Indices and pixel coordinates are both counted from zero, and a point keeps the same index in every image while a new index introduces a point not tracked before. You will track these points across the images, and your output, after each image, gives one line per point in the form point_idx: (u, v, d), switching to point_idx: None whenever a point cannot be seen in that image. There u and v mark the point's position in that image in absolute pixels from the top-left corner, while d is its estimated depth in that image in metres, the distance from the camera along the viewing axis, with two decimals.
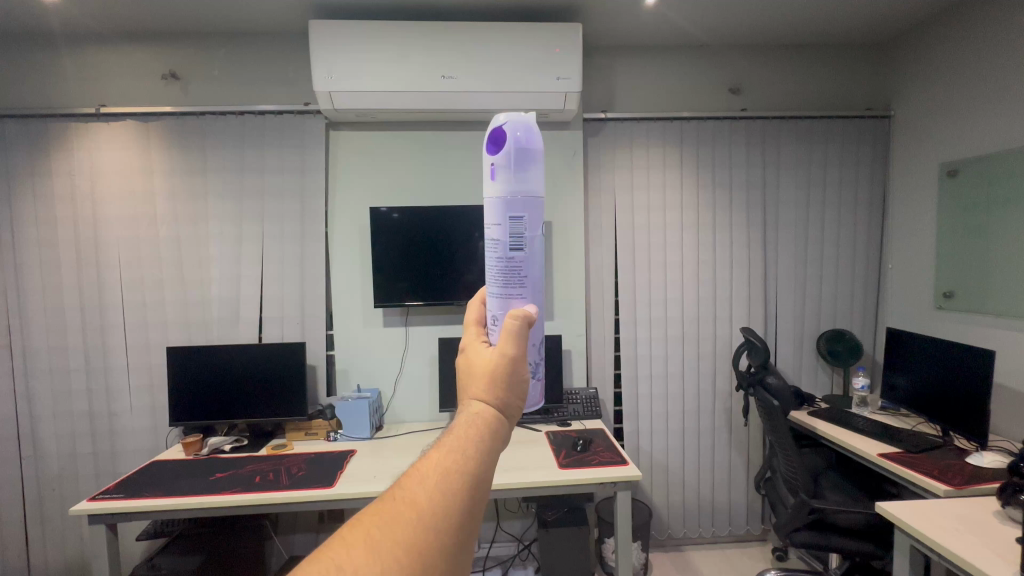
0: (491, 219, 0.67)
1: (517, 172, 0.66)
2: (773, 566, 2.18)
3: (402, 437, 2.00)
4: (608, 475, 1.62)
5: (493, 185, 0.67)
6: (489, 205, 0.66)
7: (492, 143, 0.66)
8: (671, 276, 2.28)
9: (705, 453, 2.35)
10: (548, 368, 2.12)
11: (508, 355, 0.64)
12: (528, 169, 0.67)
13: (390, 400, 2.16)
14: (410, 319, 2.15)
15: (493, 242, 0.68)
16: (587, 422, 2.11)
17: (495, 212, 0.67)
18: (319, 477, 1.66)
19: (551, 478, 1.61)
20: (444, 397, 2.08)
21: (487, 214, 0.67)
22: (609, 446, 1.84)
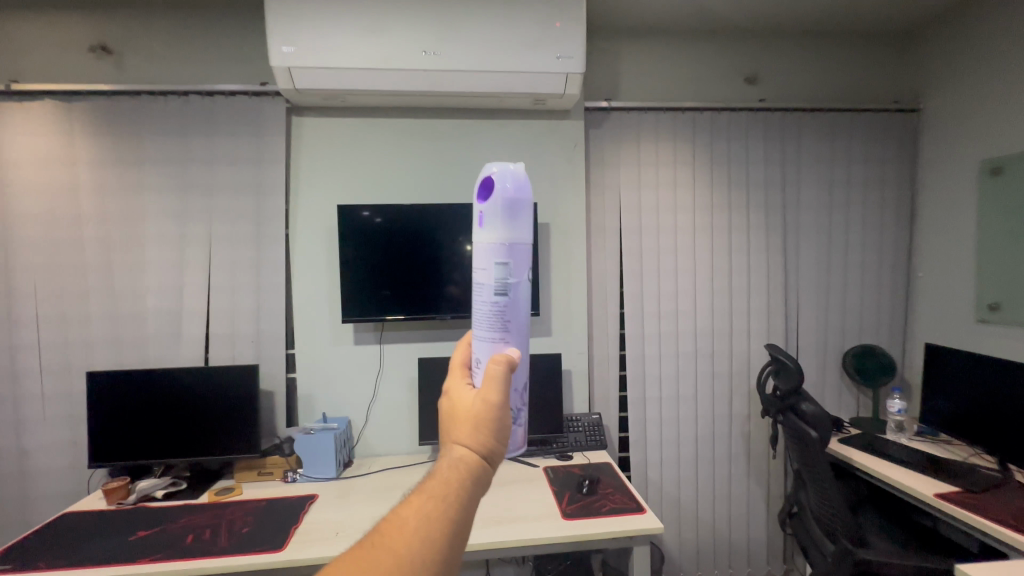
0: (478, 265, 0.69)
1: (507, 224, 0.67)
2: None
3: (374, 476, 1.69)
4: (622, 527, 1.33)
5: (482, 234, 0.69)
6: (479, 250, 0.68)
7: (482, 196, 0.69)
8: (683, 285, 2.02)
9: (721, 485, 2.09)
10: (545, 393, 1.84)
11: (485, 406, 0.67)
12: (516, 221, 0.68)
13: (362, 429, 1.86)
14: (385, 335, 1.85)
15: (480, 287, 0.69)
16: (590, 454, 1.83)
17: (481, 259, 0.69)
18: (269, 534, 1.34)
19: (554, 533, 1.31)
20: (425, 427, 1.78)
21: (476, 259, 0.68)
22: (620, 486, 1.56)
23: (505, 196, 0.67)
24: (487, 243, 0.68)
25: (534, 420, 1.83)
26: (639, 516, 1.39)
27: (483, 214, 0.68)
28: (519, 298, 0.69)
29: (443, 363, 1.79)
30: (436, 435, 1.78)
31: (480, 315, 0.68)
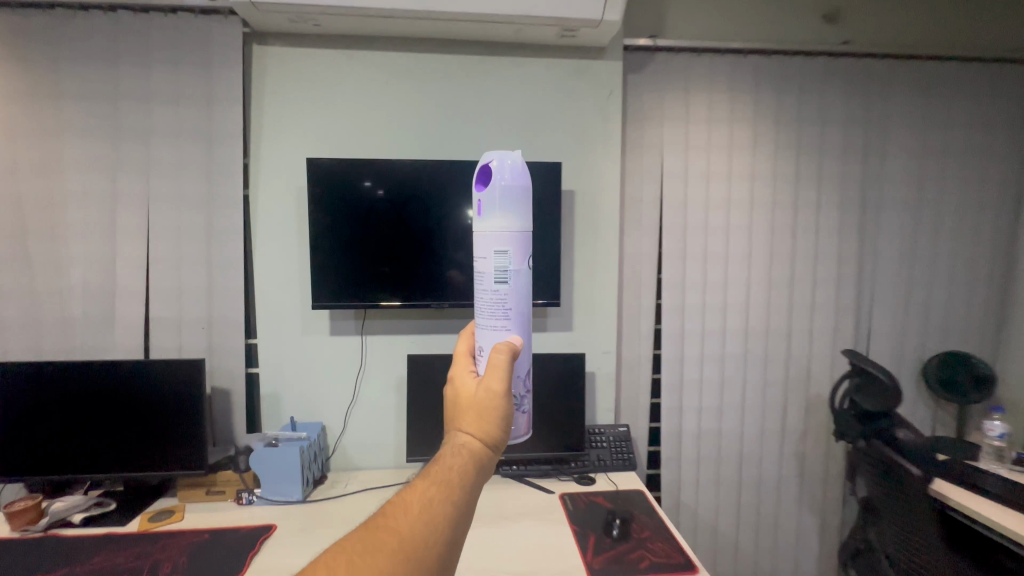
0: (479, 253, 0.63)
1: (505, 210, 0.61)
2: None
3: (349, 500, 1.36)
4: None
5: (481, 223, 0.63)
6: (478, 239, 0.62)
7: (480, 181, 0.63)
8: (734, 273, 1.65)
9: (767, 512, 1.75)
10: (563, 400, 1.50)
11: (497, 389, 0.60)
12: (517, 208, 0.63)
13: (339, 438, 1.53)
14: (367, 324, 1.51)
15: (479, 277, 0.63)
16: (616, 476, 1.50)
17: (480, 247, 0.62)
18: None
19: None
20: (414, 439, 1.44)
21: (475, 247, 0.62)
22: (660, 529, 1.21)
23: (503, 182, 0.61)
24: (487, 229, 0.62)
25: (548, 433, 1.49)
26: None
27: (480, 202, 0.63)
28: (522, 287, 0.62)
29: (437, 361, 1.45)
30: (427, 449, 1.44)
31: (482, 304, 0.62)
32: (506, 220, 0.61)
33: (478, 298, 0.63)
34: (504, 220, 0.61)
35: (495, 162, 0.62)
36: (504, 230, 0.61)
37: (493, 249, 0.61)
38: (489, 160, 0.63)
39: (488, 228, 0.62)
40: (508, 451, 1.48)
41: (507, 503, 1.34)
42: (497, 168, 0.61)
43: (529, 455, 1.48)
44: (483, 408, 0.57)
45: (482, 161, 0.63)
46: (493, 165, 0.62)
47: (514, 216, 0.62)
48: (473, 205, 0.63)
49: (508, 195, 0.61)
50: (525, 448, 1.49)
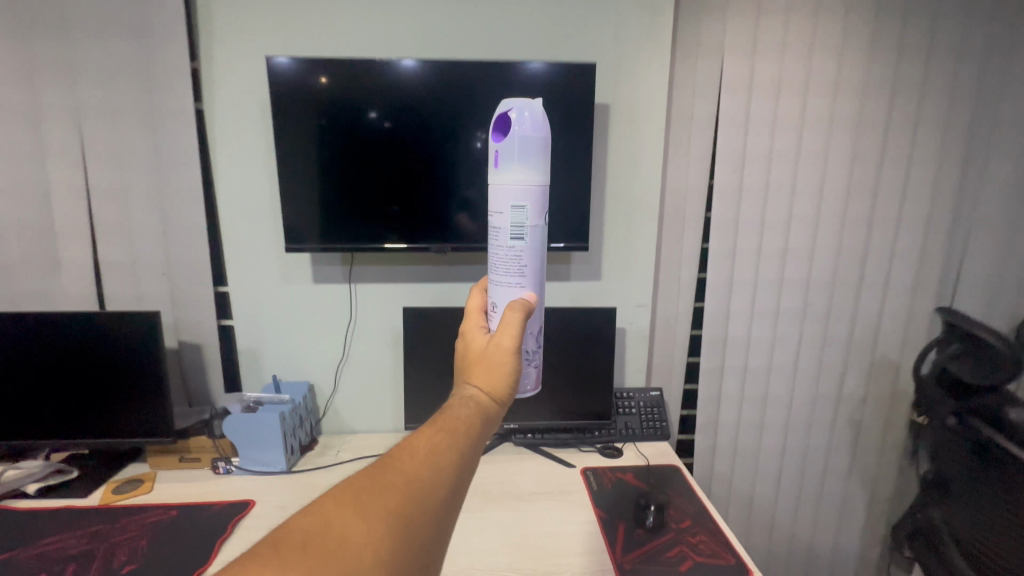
0: (493, 207, 0.58)
1: (528, 162, 0.56)
2: None
3: (340, 470, 1.19)
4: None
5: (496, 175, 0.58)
6: (494, 193, 0.58)
7: (498, 128, 0.57)
8: (799, 212, 1.35)
9: (811, 483, 1.57)
10: (586, 363, 1.28)
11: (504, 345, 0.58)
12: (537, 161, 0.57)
13: (330, 398, 1.35)
14: (356, 271, 1.27)
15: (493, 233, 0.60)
16: (646, 448, 1.30)
17: (494, 202, 0.58)
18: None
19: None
20: (414, 403, 1.25)
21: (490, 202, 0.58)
22: (702, 516, 1.02)
23: (522, 133, 0.55)
24: (503, 183, 0.57)
25: (568, 399, 1.29)
26: None
27: (498, 151, 0.57)
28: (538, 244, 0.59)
29: (438, 315, 1.22)
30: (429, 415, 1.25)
31: (496, 261, 0.59)
32: (527, 173, 0.56)
33: (492, 255, 0.60)
34: (525, 172, 0.56)
35: (517, 108, 0.56)
36: (524, 185, 0.56)
37: (509, 204, 0.57)
38: (510, 106, 0.57)
39: (504, 181, 0.57)
40: (522, 418, 1.28)
41: (520, 479, 1.15)
42: (519, 117, 0.56)
43: (546, 422, 1.29)
44: (494, 363, 0.57)
45: (501, 107, 0.57)
46: (516, 112, 0.56)
47: (535, 170, 0.57)
48: (488, 156, 0.58)
49: (528, 147, 0.56)
50: (541, 415, 1.29)
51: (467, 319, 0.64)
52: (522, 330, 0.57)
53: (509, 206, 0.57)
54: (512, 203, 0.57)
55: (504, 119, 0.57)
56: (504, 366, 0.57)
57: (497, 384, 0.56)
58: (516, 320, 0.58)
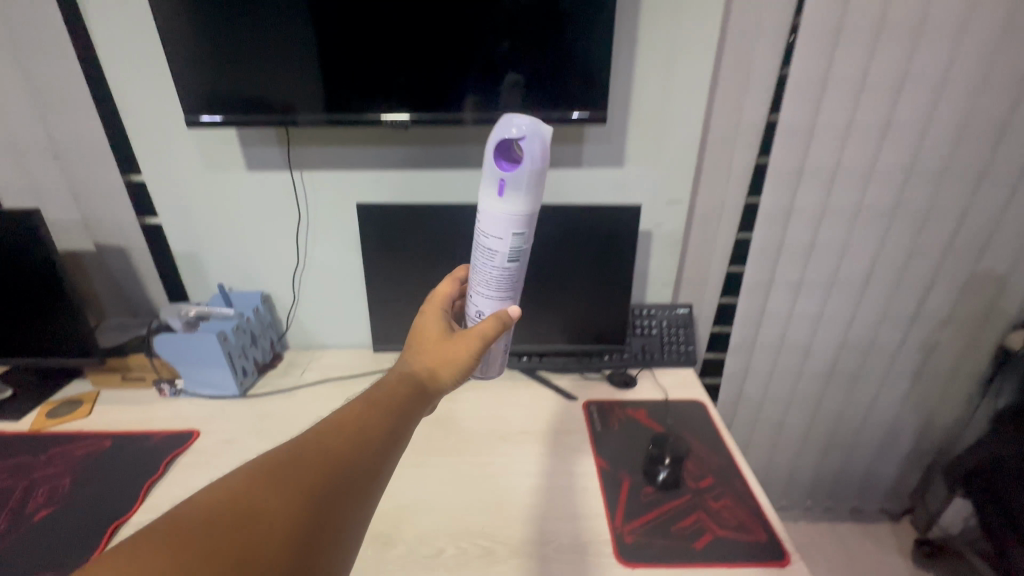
0: (489, 232, 0.52)
1: (534, 195, 0.50)
2: None
3: (303, 395, 1.03)
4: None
5: (500, 204, 0.51)
6: (497, 222, 0.51)
7: (502, 153, 0.50)
8: (920, 66, 0.93)
9: (855, 411, 1.35)
10: (596, 275, 1.00)
11: (458, 339, 0.58)
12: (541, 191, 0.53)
13: (292, 310, 1.15)
14: (298, 154, 0.97)
15: (482, 253, 0.54)
16: (665, 375, 1.08)
17: (490, 229, 0.52)
18: (67, 541, 0.73)
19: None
20: (384, 320, 1.04)
21: (490, 230, 0.52)
22: (728, 474, 0.82)
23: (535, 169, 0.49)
24: (508, 215, 0.51)
25: (573, 319, 1.04)
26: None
27: (504, 179, 0.50)
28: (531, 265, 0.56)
29: (405, 213, 0.94)
30: (404, 334, 1.04)
31: (487, 281, 0.55)
32: (535, 207, 0.51)
33: (480, 275, 0.56)
34: (534, 207, 0.51)
35: (525, 133, 0.47)
36: (527, 216, 0.51)
37: (511, 233, 0.52)
38: (515, 129, 0.47)
39: (508, 212, 0.51)
40: (515, 339, 1.06)
41: (509, 414, 0.96)
42: (530, 146, 0.48)
43: (544, 345, 1.06)
44: (446, 348, 0.57)
45: (505, 129, 0.48)
46: (525, 139, 0.47)
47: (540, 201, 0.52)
48: (493, 183, 0.51)
49: (537, 180, 0.50)
50: (540, 337, 1.06)
51: (430, 301, 0.64)
52: (486, 340, 0.56)
53: (509, 235, 0.52)
54: (517, 234, 0.52)
55: (511, 142, 0.48)
56: (457, 355, 0.57)
57: (446, 371, 0.57)
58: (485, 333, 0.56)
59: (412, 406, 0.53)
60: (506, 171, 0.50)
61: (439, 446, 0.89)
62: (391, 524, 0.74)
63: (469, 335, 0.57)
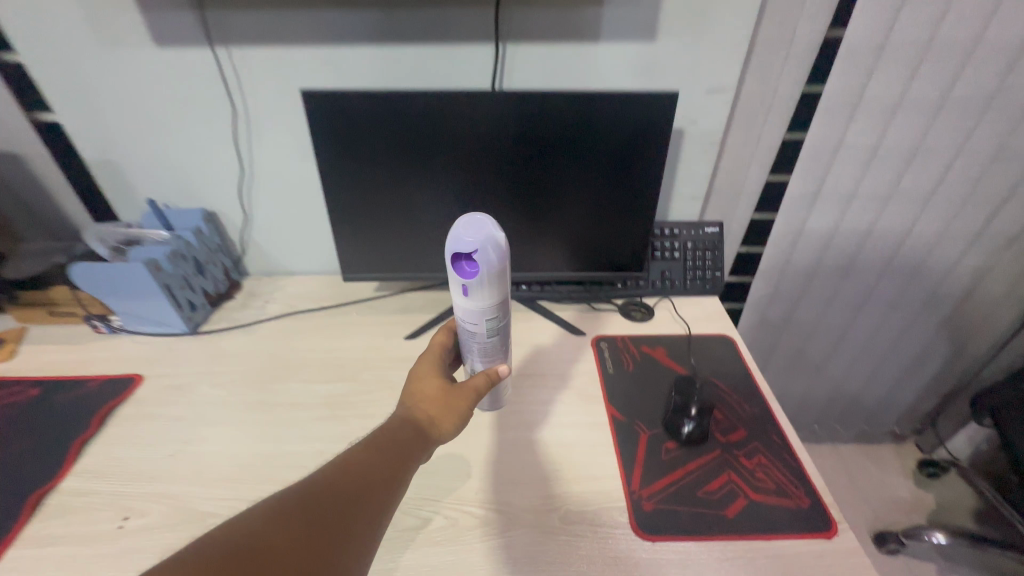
0: (469, 326, 0.59)
1: (499, 284, 0.55)
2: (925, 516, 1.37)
3: (265, 331, 0.88)
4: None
5: (468, 307, 0.57)
6: (473, 318, 0.57)
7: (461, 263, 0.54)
8: None
9: (884, 337, 1.23)
10: (612, 188, 0.80)
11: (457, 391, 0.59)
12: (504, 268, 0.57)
13: (247, 231, 0.97)
14: (221, 22, 0.73)
15: (467, 344, 0.62)
16: (686, 305, 0.93)
17: (469, 324, 0.59)
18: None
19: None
20: (353, 243, 0.86)
21: (467, 321, 0.58)
22: (763, 427, 0.70)
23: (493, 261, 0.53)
24: (478, 310, 0.56)
25: (582, 242, 0.86)
26: (822, 551, 0.56)
27: (467, 285, 0.55)
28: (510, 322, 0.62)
29: (366, 104, 0.72)
30: (379, 260, 0.87)
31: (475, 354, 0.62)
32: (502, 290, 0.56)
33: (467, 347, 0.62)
34: (501, 292, 0.56)
35: (477, 244, 0.52)
36: (496, 303, 0.57)
37: (487, 319, 0.58)
38: (468, 241, 0.52)
39: (478, 310, 0.57)
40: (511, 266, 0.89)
41: None
42: (484, 255, 0.52)
43: (546, 272, 0.90)
44: (446, 399, 0.57)
45: (461, 241, 0.52)
46: (478, 250, 0.52)
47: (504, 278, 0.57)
48: (457, 289, 0.56)
49: (497, 270, 0.54)
50: (541, 264, 0.89)
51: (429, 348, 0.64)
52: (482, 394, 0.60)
53: (487, 317, 0.58)
54: (491, 320, 0.58)
55: (468, 254, 0.53)
56: (457, 407, 0.58)
57: (447, 420, 0.57)
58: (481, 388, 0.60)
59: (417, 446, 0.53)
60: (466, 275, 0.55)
61: None
62: None
63: (467, 387, 0.59)
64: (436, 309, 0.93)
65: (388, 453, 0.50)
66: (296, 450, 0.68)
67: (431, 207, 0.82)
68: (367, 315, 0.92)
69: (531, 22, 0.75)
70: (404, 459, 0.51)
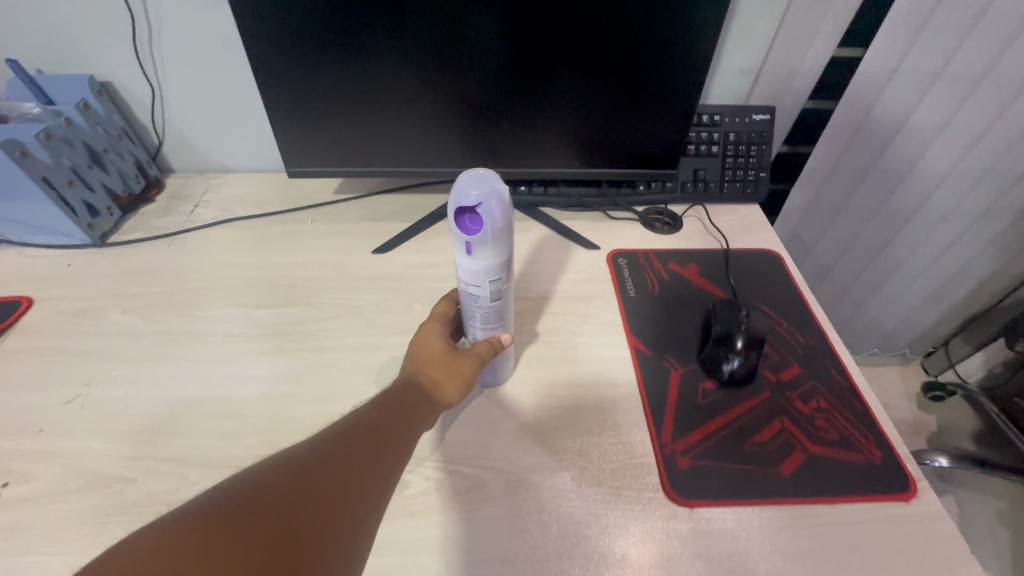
0: (467, 291, 0.42)
1: (508, 254, 0.39)
2: (927, 438, 1.34)
3: (195, 242, 0.69)
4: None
5: (467, 269, 0.40)
6: (473, 281, 0.40)
7: (461, 217, 0.37)
8: None
9: (924, 256, 1.10)
10: (646, 51, 0.59)
11: (463, 354, 0.46)
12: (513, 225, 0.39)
13: (163, 113, 0.74)
14: None
15: (465, 312, 0.45)
16: (721, 214, 0.76)
17: (468, 290, 0.42)
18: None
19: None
20: (298, 127, 0.64)
21: (465, 283, 0.41)
22: (822, 362, 0.56)
23: (497, 215, 0.36)
24: (480, 273, 0.40)
25: (601, 131, 0.66)
26: (900, 517, 0.45)
27: (467, 243, 0.38)
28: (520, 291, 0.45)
29: None
30: (336, 151, 0.67)
31: (474, 324, 0.46)
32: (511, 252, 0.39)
33: (464, 316, 0.46)
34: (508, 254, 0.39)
35: (482, 198, 0.35)
36: (504, 270, 0.41)
37: (487, 296, 0.42)
38: (469, 195, 0.35)
39: (478, 283, 0.41)
40: (507, 161, 0.69)
41: None
42: (490, 210, 0.36)
43: (550, 171, 0.70)
44: (453, 361, 0.45)
45: (458, 195, 0.35)
46: (483, 207, 0.36)
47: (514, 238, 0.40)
48: (455, 247, 0.38)
49: (504, 227, 0.37)
50: (545, 161, 0.69)
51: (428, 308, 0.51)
52: (484, 363, 0.46)
53: (487, 296, 0.42)
54: (493, 298, 0.43)
55: (468, 210, 0.37)
56: (466, 369, 0.45)
57: (452, 385, 0.44)
58: (483, 357, 0.46)
59: (421, 412, 0.41)
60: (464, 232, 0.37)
61: (400, 321, 0.60)
62: None
63: (470, 351, 0.46)
64: (412, 217, 0.74)
65: (394, 416, 0.39)
66: (234, 395, 0.53)
67: (399, 75, 0.60)
68: (326, 224, 0.73)
69: None
70: (407, 429, 0.39)
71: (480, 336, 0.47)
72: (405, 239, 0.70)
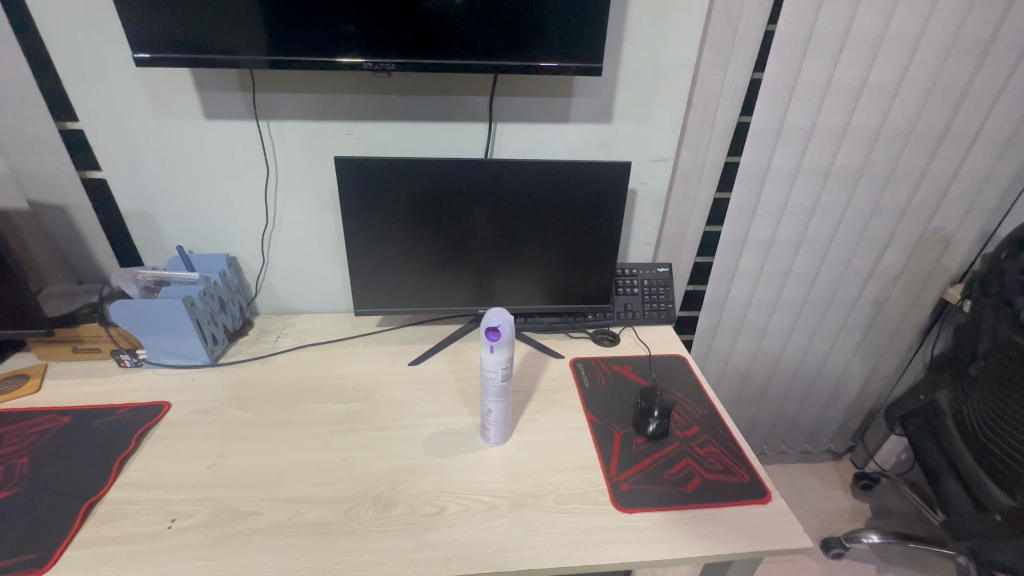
0: (489, 375, 0.72)
1: (513, 353, 0.71)
2: (864, 522, 1.53)
3: (282, 361, 0.98)
4: (730, 553, 0.66)
5: (490, 361, 0.70)
6: (492, 369, 0.71)
7: (489, 333, 0.70)
8: (898, 27, 0.96)
9: (812, 361, 1.45)
10: (584, 237, 0.99)
11: None
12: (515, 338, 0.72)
13: (263, 274, 1.09)
14: (265, 105, 0.90)
15: (487, 391, 0.74)
16: (645, 331, 1.11)
17: (490, 375, 0.72)
18: (28, 524, 0.66)
19: (601, 559, 0.65)
20: (364, 284, 0.99)
21: (487, 371, 0.71)
22: (712, 423, 0.86)
23: (505, 330, 0.69)
24: (497, 364, 0.70)
25: (560, 282, 1.03)
26: (759, 512, 0.71)
27: (491, 346, 0.70)
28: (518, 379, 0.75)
29: (387, 172, 0.88)
30: (386, 297, 1.01)
31: (491, 399, 0.75)
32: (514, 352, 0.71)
33: (486, 393, 0.75)
34: (513, 352, 0.71)
35: (501, 321, 0.69)
36: (511, 362, 0.71)
37: (499, 379, 0.72)
38: (494, 320, 0.69)
39: (495, 370, 0.71)
40: (499, 301, 1.04)
41: None
42: (505, 327, 0.69)
43: (528, 307, 1.05)
44: None
45: (488, 320, 0.69)
46: (501, 325, 0.69)
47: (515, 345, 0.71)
48: (484, 349, 0.70)
49: (510, 337, 0.69)
50: (526, 300, 1.05)
51: None
52: None
53: (499, 378, 0.72)
54: (504, 380, 0.73)
55: (493, 328, 0.70)
56: None
57: None
58: None
59: None
60: (489, 342, 0.70)
61: (432, 408, 0.88)
62: (391, 486, 0.73)
63: None
64: (433, 340, 1.06)
65: None
66: (323, 458, 0.78)
67: (433, 251, 0.97)
68: (373, 346, 1.04)
69: (517, 106, 0.97)
70: None
71: (495, 408, 0.75)
72: (431, 354, 1.01)
